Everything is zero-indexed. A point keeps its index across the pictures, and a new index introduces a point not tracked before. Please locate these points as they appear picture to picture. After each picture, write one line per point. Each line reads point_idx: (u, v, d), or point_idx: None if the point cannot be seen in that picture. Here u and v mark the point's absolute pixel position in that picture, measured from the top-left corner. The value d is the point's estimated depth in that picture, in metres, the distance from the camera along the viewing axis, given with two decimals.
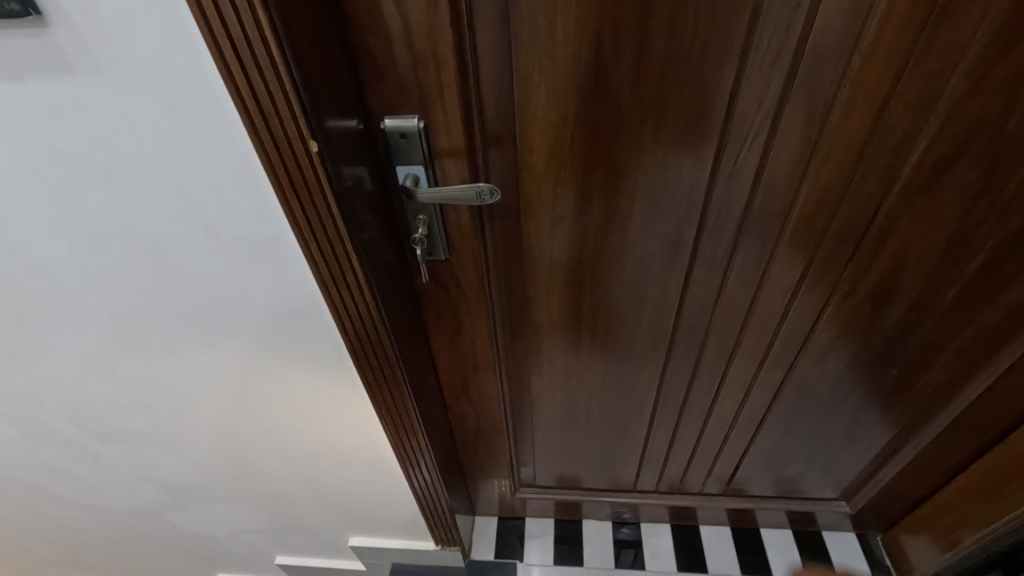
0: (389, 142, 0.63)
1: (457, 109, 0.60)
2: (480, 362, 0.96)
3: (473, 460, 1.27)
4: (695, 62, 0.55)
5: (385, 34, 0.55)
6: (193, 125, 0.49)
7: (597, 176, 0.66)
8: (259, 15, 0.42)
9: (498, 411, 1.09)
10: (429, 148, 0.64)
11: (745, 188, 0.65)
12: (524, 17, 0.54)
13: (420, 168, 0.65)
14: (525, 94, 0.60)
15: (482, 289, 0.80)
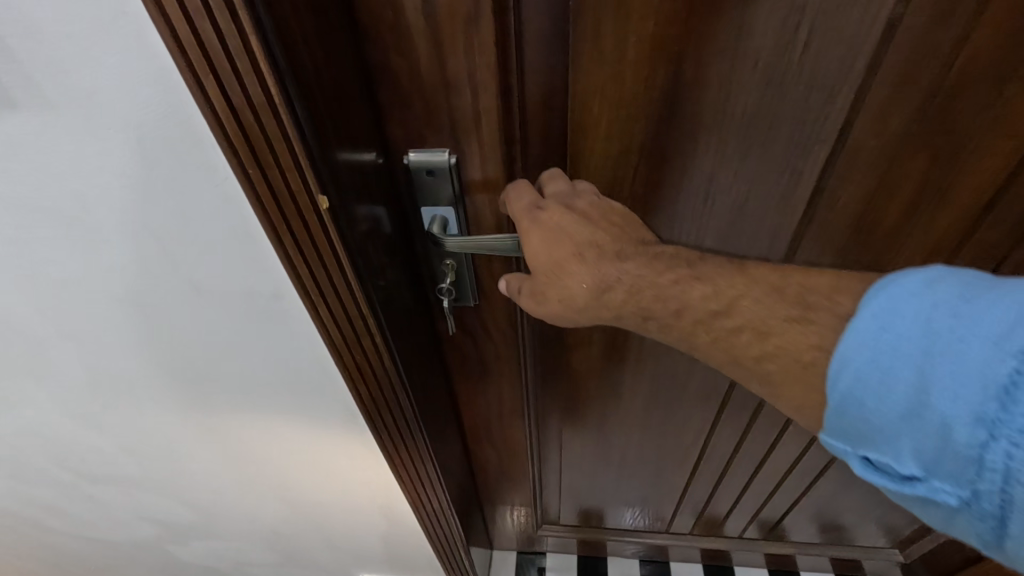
0: (414, 178, 0.53)
1: (495, 142, 0.49)
2: (507, 406, 0.86)
3: (494, 498, 1.18)
4: (800, 90, 0.44)
5: (412, 52, 0.44)
6: (172, 171, 0.39)
7: (661, 221, 0.55)
8: (250, 38, 0.31)
9: (524, 452, 0.99)
10: (460, 186, 0.53)
11: (840, 238, 0.54)
12: (586, 34, 0.43)
13: (449, 209, 0.55)
14: (580, 126, 0.49)
15: (517, 331, 0.70)
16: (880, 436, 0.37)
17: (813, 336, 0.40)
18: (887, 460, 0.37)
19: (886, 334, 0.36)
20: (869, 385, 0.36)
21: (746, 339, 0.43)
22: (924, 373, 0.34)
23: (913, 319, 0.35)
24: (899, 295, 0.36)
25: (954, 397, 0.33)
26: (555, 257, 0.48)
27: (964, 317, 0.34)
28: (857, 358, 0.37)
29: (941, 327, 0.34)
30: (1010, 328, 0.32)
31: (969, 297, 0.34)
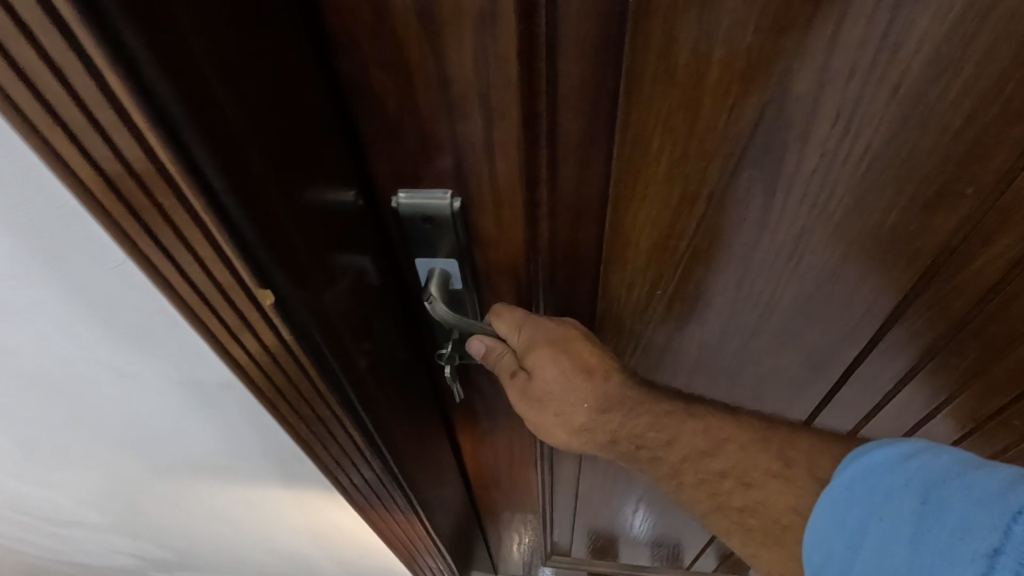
0: (406, 225, 0.41)
1: (515, 186, 0.37)
2: (520, 453, 0.75)
3: (501, 531, 1.09)
4: (948, 130, 0.31)
5: (402, 66, 0.32)
6: (50, 250, 0.27)
7: (724, 278, 0.43)
8: (123, 99, 0.19)
9: (535, 493, 0.89)
10: (466, 236, 0.42)
11: (959, 308, 0.41)
12: (648, 49, 0.29)
13: (451, 262, 0.43)
14: (631, 166, 0.36)
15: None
16: None
17: (790, 490, 0.37)
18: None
19: (850, 499, 0.33)
20: (832, 548, 0.34)
21: (731, 486, 0.39)
22: (893, 556, 0.31)
23: (881, 491, 0.32)
24: (870, 459, 0.34)
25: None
26: (564, 374, 0.39)
27: (929, 496, 0.30)
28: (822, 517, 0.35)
29: (904, 505, 0.31)
30: (963, 514, 0.28)
31: (942, 475, 0.30)
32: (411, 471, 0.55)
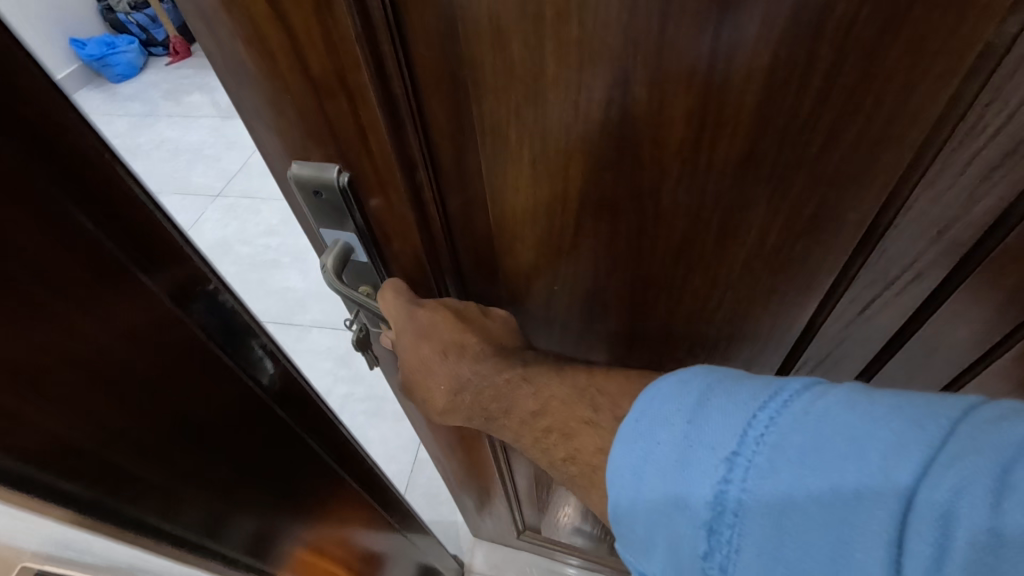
0: (304, 196, 0.40)
1: (391, 163, 0.35)
2: (474, 458, 0.72)
3: (476, 521, 1.07)
4: (800, 117, 0.30)
5: (260, 45, 0.31)
6: None
7: (616, 281, 0.43)
8: None
9: (498, 487, 0.84)
10: (363, 215, 0.40)
11: (873, 294, 0.41)
12: (484, 32, 0.29)
13: (353, 236, 0.41)
14: (497, 159, 0.36)
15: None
16: (637, 538, 0.31)
17: (597, 437, 0.34)
18: (638, 564, 0.32)
19: (634, 432, 0.30)
20: (619, 495, 0.30)
21: (554, 442, 0.36)
22: (665, 483, 0.29)
23: (654, 421, 0.30)
24: (656, 392, 0.31)
25: (684, 512, 0.28)
26: (422, 356, 0.40)
27: (694, 420, 0.29)
28: (613, 460, 0.31)
29: (673, 434, 0.29)
30: (724, 432, 0.28)
31: (704, 395, 0.29)
32: (293, 532, 0.55)
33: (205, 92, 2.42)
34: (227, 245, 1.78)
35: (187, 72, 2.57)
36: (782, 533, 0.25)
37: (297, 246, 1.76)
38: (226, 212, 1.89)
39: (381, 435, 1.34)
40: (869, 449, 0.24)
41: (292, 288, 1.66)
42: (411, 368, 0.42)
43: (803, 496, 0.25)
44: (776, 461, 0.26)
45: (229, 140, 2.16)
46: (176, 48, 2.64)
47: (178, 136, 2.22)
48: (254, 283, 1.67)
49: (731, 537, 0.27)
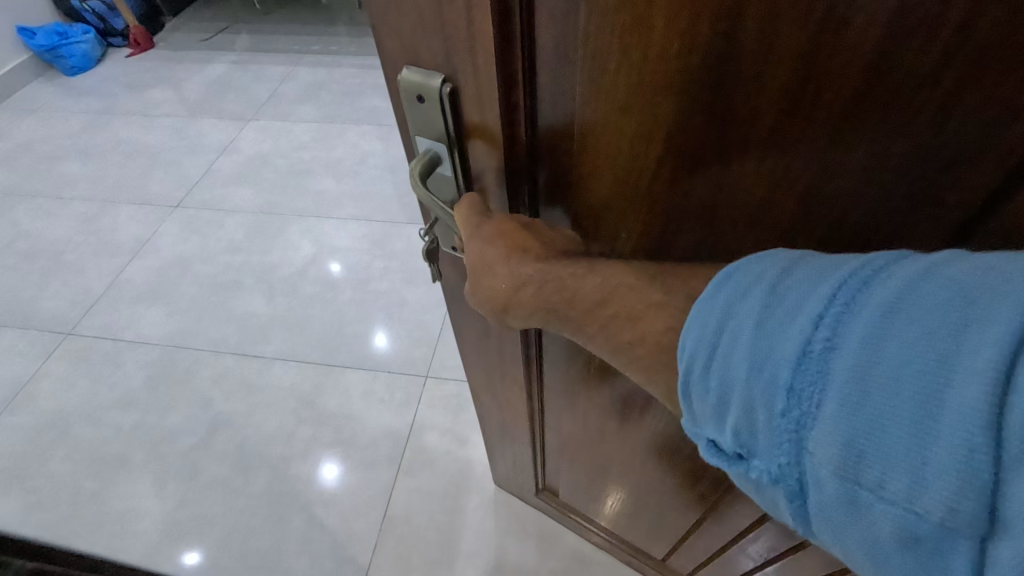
0: (408, 102, 0.43)
1: (495, 81, 0.38)
2: (513, 386, 0.72)
3: (496, 463, 1.09)
4: (917, 79, 0.30)
5: None
6: None
7: (685, 236, 0.44)
8: None
9: (526, 430, 0.84)
10: (456, 127, 0.43)
11: None
12: None
13: (444, 147, 0.44)
14: (591, 89, 0.37)
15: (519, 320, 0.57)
16: (707, 410, 0.30)
17: (668, 315, 0.34)
18: (704, 435, 0.31)
19: (706, 305, 0.30)
20: (689, 365, 0.30)
21: (619, 326, 0.36)
22: (738, 346, 0.28)
23: (730, 293, 0.29)
24: (736, 270, 0.30)
25: (762, 366, 0.27)
26: (486, 255, 0.41)
27: (777, 287, 0.27)
28: (685, 336, 0.30)
29: (753, 301, 0.28)
30: (813, 295, 0.26)
31: (790, 267, 0.28)
32: None
33: (168, 87, 2.44)
34: (187, 263, 1.74)
35: (148, 65, 2.59)
36: (870, 385, 0.24)
37: (261, 265, 1.72)
38: (185, 226, 1.85)
39: (349, 485, 1.28)
40: (986, 304, 0.22)
41: (253, 314, 1.59)
42: (476, 268, 0.42)
43: (898, 347, 0.23)
44: (874, 319, 0.24)
45: (193, 142, 2.16)
46: (136, 37, 2.65)
47: (136, 136, 2.20)
48: (213, 306, 1.62)
49: (813, 397, 0.25)
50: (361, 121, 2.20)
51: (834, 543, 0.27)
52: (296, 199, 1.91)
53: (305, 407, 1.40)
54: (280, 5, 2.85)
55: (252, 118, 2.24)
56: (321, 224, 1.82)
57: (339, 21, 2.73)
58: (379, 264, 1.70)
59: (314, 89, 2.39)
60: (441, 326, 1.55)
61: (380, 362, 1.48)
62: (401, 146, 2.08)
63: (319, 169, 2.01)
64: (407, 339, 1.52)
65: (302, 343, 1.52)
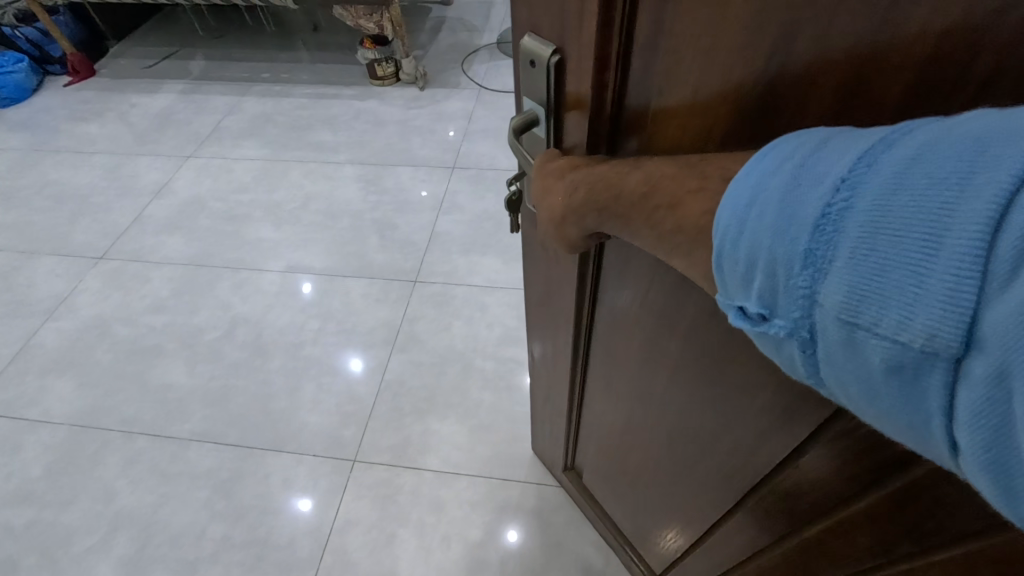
0: (523, 65, 0.49)
1: (594, 58, 0.42)
2: (561, 340, 0.78)
3: (534, 430, 1.12)
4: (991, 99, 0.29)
5: None
6: None
7: None
8: None
9: (565, 393, 0.88)
10: (556, 96, 0.48)
11: None
12: None
13: (542, 110, 0.50)
14: (679, 71, 0.39)
15: (581, 268, 0.62)
16: (736, 278, 0.31)
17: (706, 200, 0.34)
18: (732, 302, 0.32)
19: (744, 181, 0.30)
20: (722, 235, 0.31)
21: (661, 216, 0.38)
22: (768, 213, 0.29)
23: (767, 169, 0.30)
24: (778, 149, 0.30)
25: (781, 228, 0.28)
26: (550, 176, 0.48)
27: (811, 156, 0.28)
28: (721, 211, 0.31)
29: (783, 176, 0.29)
30: (842, 158, 0.27)
31: (825, 141, 0.29)
32: None
33: (110, 117, 2.16)
34: (107, 326, 1.47)
35: (88, 95, 2.27)
36: (877, 233, 0.25)
37: (186, 329, 1.44)
38: (109, 281, 1.58)
39: None
40: (1005, 143, 0.22)
41: (172, 386, 1.33)
42: (542, 197, 0.49)
43: (909, 194, 0.24)
44: (894, 171, 0.25)
45: (126, 182, 1.88)
46: (74, 65, 2.29)
47: (64, 178, 1.91)
48: (128, 378, 1.35)
49: (827, 251, 0.26)
50: (308, 158, 1.88)
51: (842, 391, 0.29)
52: (230, 249, 1.61)
53: (219, 498, 1.15)
54: (226, 26, 2.53)
55: (193, 154, 1.96)
56: (252, 279, 1.52)
57: (297, 43, 2.41)
58: (309, 326, 1.40)
59: (263, 121, 2.06)
60: (374, 400, 1.26)
61: (302, 444, 1.21)
62: (348, 184, 1.75)
63: (258, 214, 1.70)
64: (332, 409, 1.25)
65: (222, 424, 1.25)
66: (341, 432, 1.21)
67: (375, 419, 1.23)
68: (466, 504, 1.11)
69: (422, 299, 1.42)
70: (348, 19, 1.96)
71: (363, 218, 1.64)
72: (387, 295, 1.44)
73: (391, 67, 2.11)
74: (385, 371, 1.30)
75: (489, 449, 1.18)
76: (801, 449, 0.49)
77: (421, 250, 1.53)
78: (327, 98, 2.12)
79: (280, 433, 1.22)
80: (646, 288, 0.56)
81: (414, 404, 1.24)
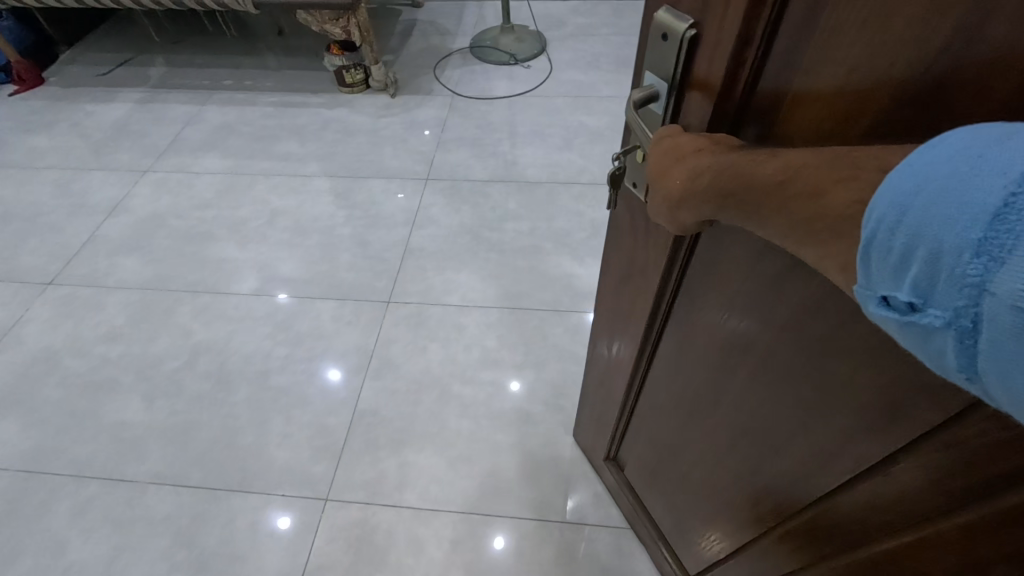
0: (651, 35, 0.39)
1: (734, 32, 0.33)
2: (632, 327, 0.69)
3: (580, 418, 1.03)
4: None
5: None
6: None
7: None
8: None
9: (624, 386, 0.80)
10: (682, 75, 0.38)
11: None
12: None
13: (663, 93, 0.40)
14: (842, 54, 0.30)
15: (673, 256, 0.53)
16: (885, 269, 0.23)
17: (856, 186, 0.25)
18: (874, 292, 0.24)
19: (906, 164, 0.23)
20: (873, 220, 0.23)
21: (797, 205, 0.28)
22: (936, 195, 0.21)
23: (935, 150, 0.22)
24: (953, 135, 0.22)
25: (946, 201, 0.21)
26: (663, 157, 0.38)
27: (1006, 136, 0.21)
28: (876, 194, 0.23)
29: (961, 157, 0.21)
30: None
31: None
32: None
33: (61, 129, 2.00)
34: (52, 357, 1.30)
35: (37, 106, 2.10)
36: None
37: (142, 359, 1.28)
38: (59, 308, 1.40)
39: None
40: None
41: (127, 424, 1.18)
42: (654, 176, 0.39)
43: None
44: None
45: (77, 199, 1.71)
46: (19, 73, 2.13)
47: (8, 195, 1.74)
48: (77, 416, 1.19)
49: (1012, 233, 0.19)
50: (273, 171, 1.75)
51: (1010, 402, 0.21)
52: (191, 270, 1.47)
53: (179, 548, 1.01)
54: (184, 31, 2.39)
55: (149, 170, 1.80)
56: (218, 303, 1.39)
57: (262, 48, 2.30)
58: (280, 352, 1.27)
59: (225, 132, 1.93)
60: (347, 432, 1.13)
61: (273, 483, 1.07)
62: (318, 200, 1.63)
63: (222, 231, 1.56)
64: (301, 445, 1.12)
65: (183, 464, 1.11)
66: (311, 470, 1.08)
67: (350, 450, 1.10)
68: (448, 544, 0.98)
69: (397, 323, 1.30)
70: (314, 24, 1.87)
71: (332, 236, 1.53)
72: (359, 318, 1.32)
73: (360, 74, 2.01)
74: (358, 400, 1.18)
75: (471, 483, 1.05)
76: (888, 459, 0.39)
77: (395, 271, 1.42)
78: (294, 107, 2.01)
79: (248, 472, 1.09)
80: (741, 258, 0.45)
81: (390, 436, 1.12)
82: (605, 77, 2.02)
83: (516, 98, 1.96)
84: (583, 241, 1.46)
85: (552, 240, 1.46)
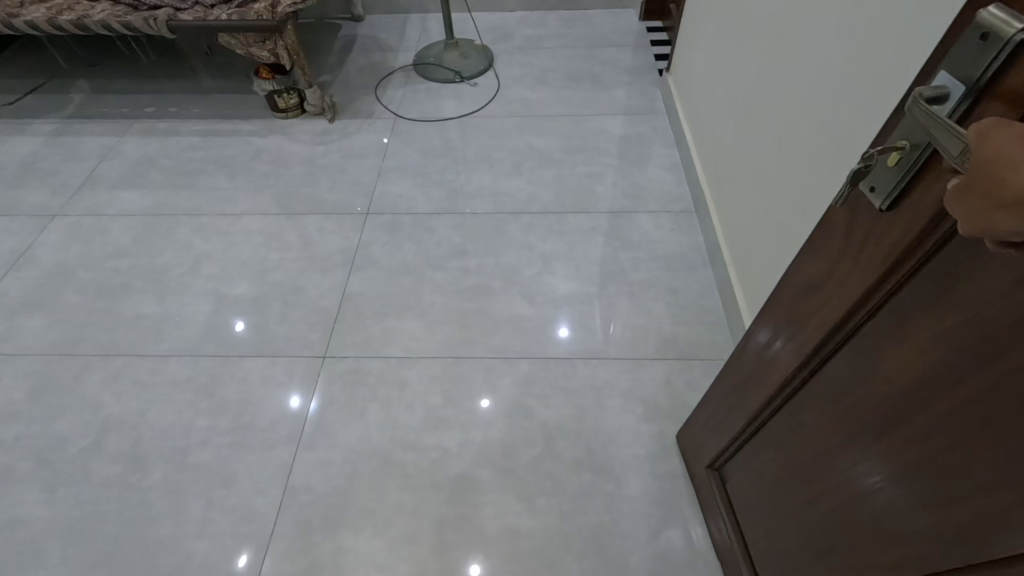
0: (965, 32, 0.34)
1: None
2: (794, 341, 0.60)
3: (695, 416, 0.99)
4: None
5: None
6: None
7: None
8: None
9: (759, 401, 0.71)
10: (990, 81, 0.33)
11: None
12: None
13: (961, 99, 0.35)
14: None
15: (886, 276, 0.44)
16: None
17: None
18: None
19: None
20: None
21: None
22: None
23: None
24: None
25: None
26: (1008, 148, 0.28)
27: None
28: None
29: None
30: None
31: None
32: None
33: None
34: None
35: None
36: None
37: (42, 441, 1.14)
38: None
39: None
40: None
41: (23, 521, 1.04)
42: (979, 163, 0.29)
43: None
44: None
45: None
46: None
47: None
48: None
49: None
50: (199, 210, 1.61)
51: None
52: (103, 330, 1.32)
53: None
54: (101, 55, 2.20)
55: (58, 214, 1.63)
56: (132, 368, 1.25)
57: (187, 71, 2.14)
58: (202, 423, 1.15)
59: (144, 166, 1.77)
60: (276, 514, 1.02)
61: None
62: (247, 242, 1.50)
63: (139, 283, 1.42)
64: (224, 533, 1.01)
65: (86, 566, 0.98)
66: (229, 563, 0.97)
67: (279, 536, 1.00)
68: None
69: (333, 381, 1.19)
70: (238, 48, 1.72)
71: (263, 282, 1.40)
72: (291, 378, 1.21)
73: (294, 98, 1.88)
74: (290, 475, 1.07)
75: (410, 568, 0.96)
76: None
77: (332, 320, 1.31)
78: (222, 135, 1.86)
79: (160, 571, 0.97)
80: (984, 290, 0.36)
81: (324, 517, 1.01)
82: (554, 94, 1.94)
83: (463, 120, 1.86)
84: (532, 276, 1.37)
85: (500, 278, 1.37)
